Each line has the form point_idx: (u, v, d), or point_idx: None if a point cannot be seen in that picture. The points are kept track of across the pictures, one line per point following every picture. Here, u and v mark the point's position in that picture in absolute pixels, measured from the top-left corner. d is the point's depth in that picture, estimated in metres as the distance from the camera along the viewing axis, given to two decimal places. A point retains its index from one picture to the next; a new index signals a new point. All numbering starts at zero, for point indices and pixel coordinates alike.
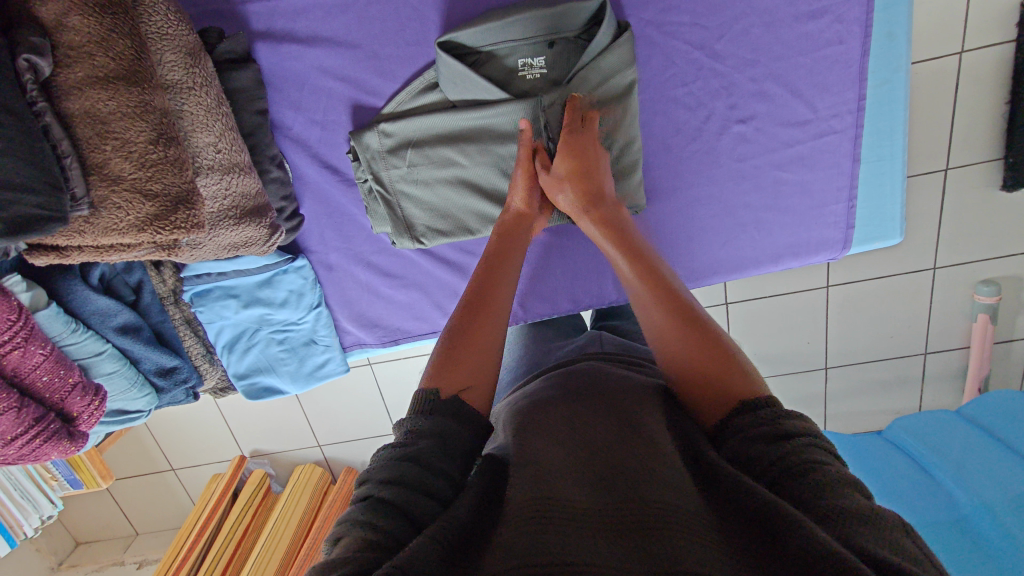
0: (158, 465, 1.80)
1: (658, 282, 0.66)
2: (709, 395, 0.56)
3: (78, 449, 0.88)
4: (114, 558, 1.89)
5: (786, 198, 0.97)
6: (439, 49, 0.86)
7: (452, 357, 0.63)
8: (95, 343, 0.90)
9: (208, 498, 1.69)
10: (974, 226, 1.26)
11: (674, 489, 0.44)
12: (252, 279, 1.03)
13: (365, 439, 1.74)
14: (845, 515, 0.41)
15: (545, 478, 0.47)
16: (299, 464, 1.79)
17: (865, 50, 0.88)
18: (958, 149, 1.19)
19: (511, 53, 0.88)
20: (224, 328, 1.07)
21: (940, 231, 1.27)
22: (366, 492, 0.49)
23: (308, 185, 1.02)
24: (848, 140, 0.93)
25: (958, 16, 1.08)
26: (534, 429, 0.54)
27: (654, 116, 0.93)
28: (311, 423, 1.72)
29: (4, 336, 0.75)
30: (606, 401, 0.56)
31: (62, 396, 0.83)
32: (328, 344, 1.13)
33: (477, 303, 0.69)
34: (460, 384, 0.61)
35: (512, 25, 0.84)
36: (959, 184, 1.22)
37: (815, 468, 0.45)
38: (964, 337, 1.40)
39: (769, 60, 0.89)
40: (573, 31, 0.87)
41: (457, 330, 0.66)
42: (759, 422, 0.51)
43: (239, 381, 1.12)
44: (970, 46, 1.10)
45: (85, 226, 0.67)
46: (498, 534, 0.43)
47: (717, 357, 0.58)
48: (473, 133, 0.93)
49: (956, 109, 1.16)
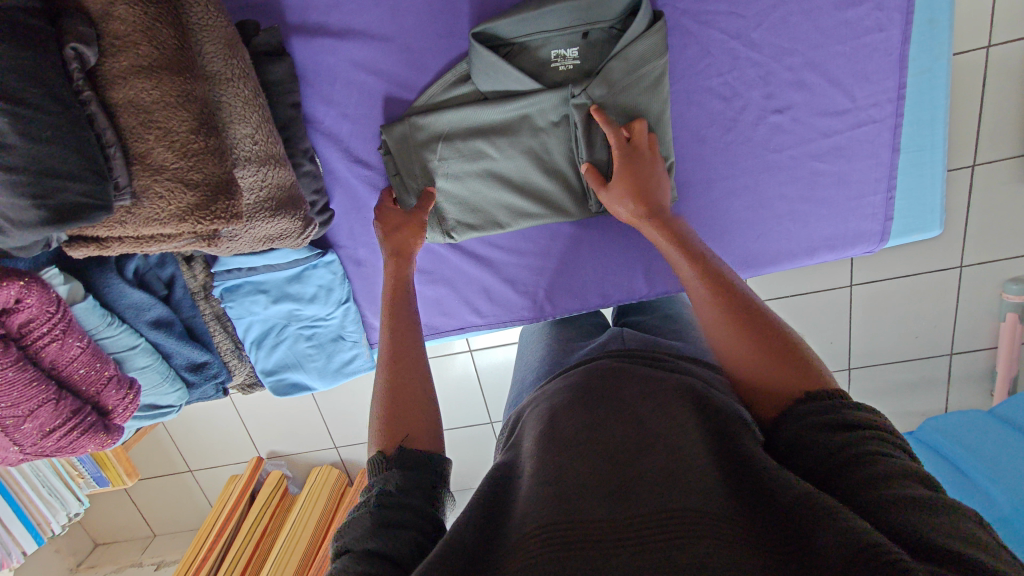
0: (176, 465, 1.81)
1: (712, 274, 0.66)
2: (768, 388, 0.56)
3: (114, 443, 0.87)
4: (133, 560, 1.89)
5: (822, 190, 0.95)
6: (473, 40, 0.86)
7: (393, 414, 0.60)
8: (129, 337, 0.90)
9: (226, 499, 1.68)
10: (1003, 223, 1.24)
11: (698, 491, 0.43)
12: (282, 273, 1.03)
13: None
14: (898, 500, 0.40)
15: (562, 492, 0.45)
16: (316, 466, 1.78)
17: (906, 38, 0.86)
18: (987, 145, 1.17)
19: (545, 44, 0.88)
20: (253, 324, 1.06)
21: (968, 229, 1.25)
22: (344, 547, 0.47)
23: (338, 180, 1.01)
24: (887, 129, 0.92)
25: (987, 9, 1.06)
26: (551, 438, 0.52)
27: (689, 107, 0.92)
28: (328, 424, 1.72)
29: (44, 328, 0.75)
30: (621, 405, 0.55)
31: (98, 389, 0.83)
32: (356, 340, 1.12)
33: (401, 350, 0.67)
34: (400, 435, 0.58)
35: (548, 16, 0.84)
36: (989, 181, 1.20)
37: (873, 461, 0.44)
38: (993, 338, 1.37)
39: (807, 49, 0.88)
40: (608, 20, 0.86)
41: (389, 392, 0.63)
42: (810, 416, 0.50)
43: (267, 377, 1.11)
44: (999, 40, 1.08)
45: (127, 215, 0.67)
46: (513, 551, 0.43)
47: (772, 352, 0.57)
48: (505, 125, 0.93)
49: (986, 104, 1.14)
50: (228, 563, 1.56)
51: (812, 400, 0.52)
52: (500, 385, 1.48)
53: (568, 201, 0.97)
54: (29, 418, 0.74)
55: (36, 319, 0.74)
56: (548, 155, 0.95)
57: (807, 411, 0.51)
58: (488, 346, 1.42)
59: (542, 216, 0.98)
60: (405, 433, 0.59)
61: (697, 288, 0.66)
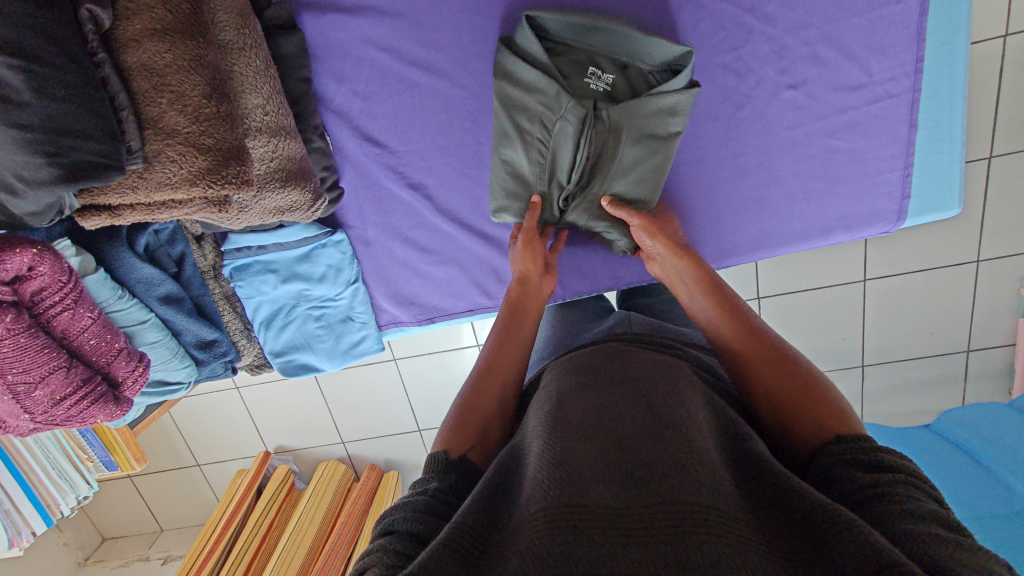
0: (184, 459, 1.81)
1: (741, 319, 0.68)
2: (801, 426, 0.55)
3: (123, 415, 0.87)
4: (139, 555, 1.88)
5: (836, 167, 0.94)
6: (525, 22, 0.86)
7: (465, 419, 0.61)
8: (139, 311, 0.90)
9: (233, 494, 1.68)
10: (1018, 218, 1.22)
11: (707, 486, 0.42)
12: (291, 253, 1.04)
13: (388, 436, 1.73)
14: (912, 534, 0.39)
15: (569, 475, 0.43)
16: (323, 461, 1.78)
17: (923, 9, 0.85)
18: (1003, 136, 1.15)
19: (584, 60, 0.91)
20: (262, 303, 1.08)
21: (983, 224, 1.23)
22: (388, 526, 0.46)
23: (348, 158, 1.01)
24: (904, 105, 0.90)
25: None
26: (558, 421, 0.50)
27: (701, 82, 0.91)
28: (335, 419, 1.72)
29: (55, 297, 0.76)
30: (636, 391, 0.53)
31: (109, 360, 0.83)
32: (365, 321, 1.12)
33: (489, 370, 0.68)
34: (465, 443, 0.58)
35: (592, 33, 0.87)
36: (1005, 174, 1.18)
37: (903, 498, 0.42)
38: (1009, 333, 1.35)
39: (822, 23, 0.87)
40: (647, 64, 0.89)
41: (469, 396, 0.64)
42: (844, 452, 0.49)
43: (276, 358, 1.12)
44: (1015, 29, 1.07)
45: (138, 181, 0.68)
46: (513, 542, 0.40)
47: (813, 397, 0.56)
48: (526, 111, 0.90)
49: (1003, 92, 1.12)
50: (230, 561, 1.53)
51: (845, 441, 0.51)
52: None
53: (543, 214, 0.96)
54: (40, 385, 0.74)
55: (48, 288, 0.75)
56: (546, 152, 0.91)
57: (838, 450, 0.50)
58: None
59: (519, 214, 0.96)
60: (470, 443, 0.59)
61: (732, 329, 0.68)
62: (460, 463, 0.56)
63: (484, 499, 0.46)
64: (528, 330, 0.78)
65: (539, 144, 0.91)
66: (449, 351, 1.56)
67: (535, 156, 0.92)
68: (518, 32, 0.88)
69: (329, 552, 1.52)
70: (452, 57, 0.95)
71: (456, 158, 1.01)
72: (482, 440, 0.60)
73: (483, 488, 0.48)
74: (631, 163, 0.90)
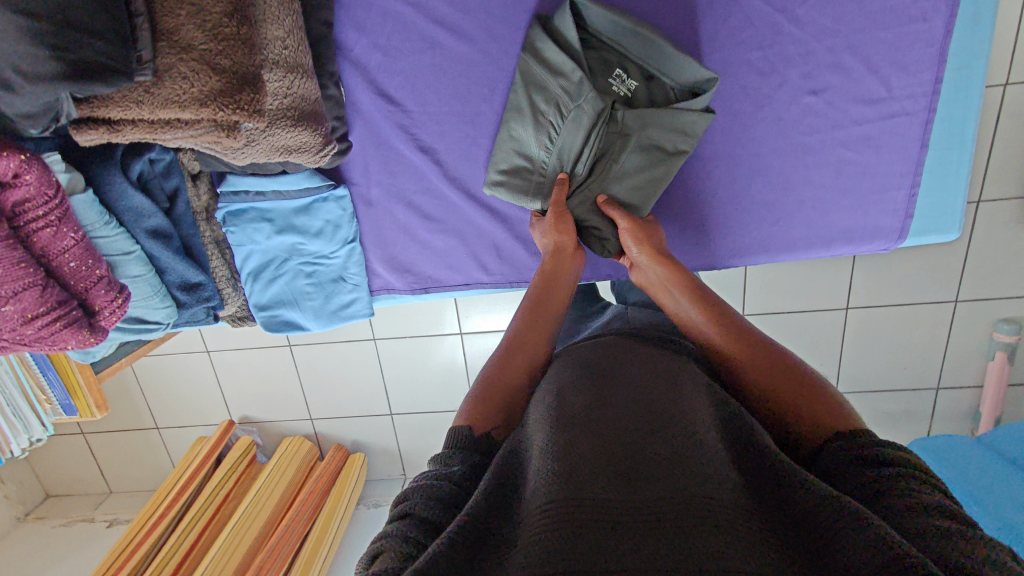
0: (143, 419, 1.74)
1: (717, 315, 0.67)
2: (800, 422, 0.54)
3: (95, 344, 0.82)
4: (84, 515, 1.80)
5: (846, 179, 0.95)
6: (566, 6, 0.87)
7: (485, 398, 0.60)
8: (125, 242, 0.87)
9: (192, 460, 1.63)
10: (999, 263, 1.25)
11: (712, 479, 0.40)
12: (289, 204, 1.01)
13: (357, 418, 1.68)
14: (920, 529, 0.38)
15: (574, 470, 0.42)
16: (288, 436, 1.73)
17: (948, 31, 0.86)
18: (993, 181, 1.18)
19: (614, 60, 0.91)
20: (253, 253, 1.04)
21: (965, 265, 1.26)
22: (404, 510, 0.46)
23: (361, 113, 0.99)
24: (918, 124, 0.91)
25: (1007, 46, 1.08)
26: (561, 416, 0.49)
27: (724, 77, 0.92)
28: (305, 394, 1.67)
29: (38, 211, 0.72)
30: (639, 394, 0.52)
31: (87, 286, 0.79)
32: (357, 284, 1.09)
33: (512, 348, 0.67)
34: (492, 422, 0.58)
35: (626, 35, 0.88)
36: (991, 219, 1.21)
37: (907, 492, 0.42)
38: (979, 376, 1.37)
39: (849, 32, 0.88)
40: (673, 81, 0.90)
41: (489, 377, 0.63)
42: (842, 449, 0.48)
43: (260, 312, 1.09)
44: (1015, 79, 1.10)
45: (144, 95, 0.64)
46: (517, 541, 0.39)
47: (808, 393, 0.56)
48: (546, 92, 0.91)
49: (998, 138, 1.15)
50: (181, 529, 1.47)
51: (842, 437, 0.50)
52: None
53: (538, 198, 0.94)
54: (12, 300, 0.70)
55: (32, 200, 0.71)
56: (552, 137, 0.92)
57: (836, 448, 0.49)
58: (480, 334, 1.51)
59: (511, 192, 0.96)
60: (494, 422, 0.58)
61: (715, 326, 0.66)
62: (488, 444, 0.56)
63: (491, 493, 0.45)
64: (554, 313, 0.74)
65: (549, 127, 0.91)
66: (432, 335, 1.53)
67: (543, 139, 0.93)
68: (558, 13, 0.89)
69: (285, 530, 1.47)
70: (479, 22, 0.94)
71: (471, 125, 0.99)
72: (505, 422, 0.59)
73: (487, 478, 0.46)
74: (630, 172, 0.91)
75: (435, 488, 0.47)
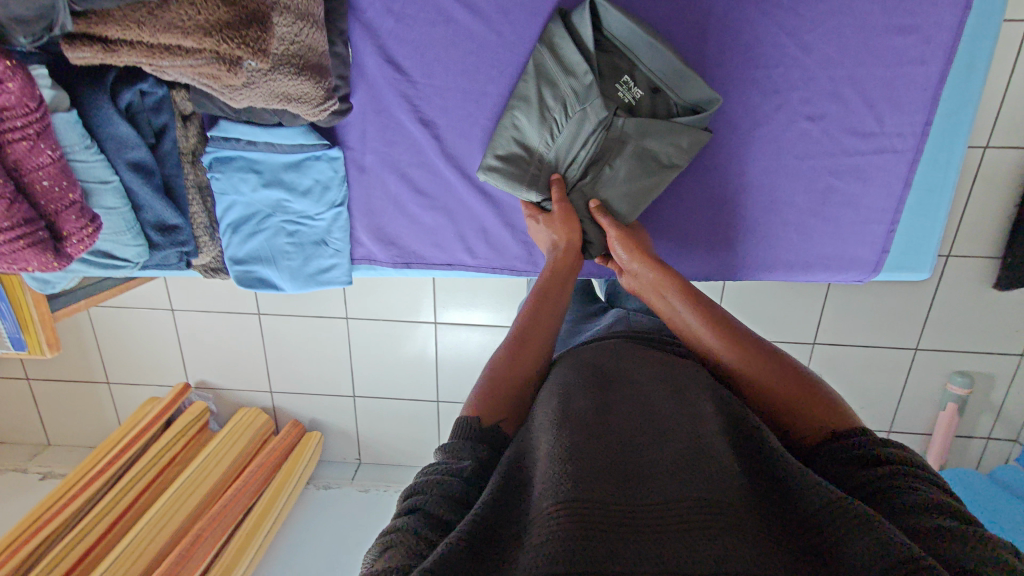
0: (95, 371, 1.67)
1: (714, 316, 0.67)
2: (800, 422, 0.56)
3: (56, 270, 0.79)
4: (15, 465, 1.71)
5: (831, 207, 0.98)
6: (587, 5, 0.88)
7: (492, 393, 0.59)
8: (104, 171, 0.84)
9: (139, 419, 1.57)
10: (960, 317, 1.30)
11: (719, 482, 0.41)
12: (280, 158, 0.98)
13: (318, 396, 1.65)
14: (924, 530, 0.40)
15: (585, 471, 0.41)
16: (245, 407, 1.68)
17: (943, 77, 0.90)
18: (962, 239, 1.23)
19: (624, 67, 0.93)
20: (235, 204, 1.02)
21: (929, 313, 1.30)
22: (413, 504, 0.45)
23: (365, 77, 0.98)
24: (904, 163, 0.95)
25: (990, 111, 1.13)
26: (568, 417, 0.49)
27: (728, 91, 0.94)
28: (268, 366, 1.63)
29: (17, 123, 0.69)
30: (645, 402, 0.52)
31: (56, 208, 0.76)
32: (338, 249, 1.07)
33: (520, 342, 0.66)
34: (499, 413, 0.58)
35: (640, 43, 0.89)
36: (957, 274, 1.26)
37: (908, 491, 0.44)
38: (929, 424, 1.42)
39: (852, 64, 0.91)
40: (677, 96, 0.92)
41: (496, 370, 0.62)
42: (842, 451, 0.50)
43: (234, 266, 1.06)
44: (995, 143, 1.15)
45: (147, 17, 0.63)
46: (527, 540, 0.38)
47: (804, 393, 0.57)
48: (554, 88, 0.92)
49: (972, 197, 1.20)
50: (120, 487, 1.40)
51: (839, 438, 0.52)
52: (454, 367, 1.54)
53: (533, 189, 0.94)
54: None
55: (11, 109, 0.68)
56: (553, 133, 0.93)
57: (833, 448, 0.51)
58: (454, 325, 1.50)
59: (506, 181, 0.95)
60: (503, 413, 0.58)
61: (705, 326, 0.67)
62: (494, 431, 0.55)
63: (499, 492, 0.44)
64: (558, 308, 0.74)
65: (552, 123, 0.93)
66: (406, 321, 1.51)
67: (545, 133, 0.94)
68: (578, 11, 0.89)
69: (230, 498, 1.41)
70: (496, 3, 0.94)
71: (474, 105, 0.99)
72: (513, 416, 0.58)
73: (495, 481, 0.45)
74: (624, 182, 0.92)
75: (445, 486, 0.46)
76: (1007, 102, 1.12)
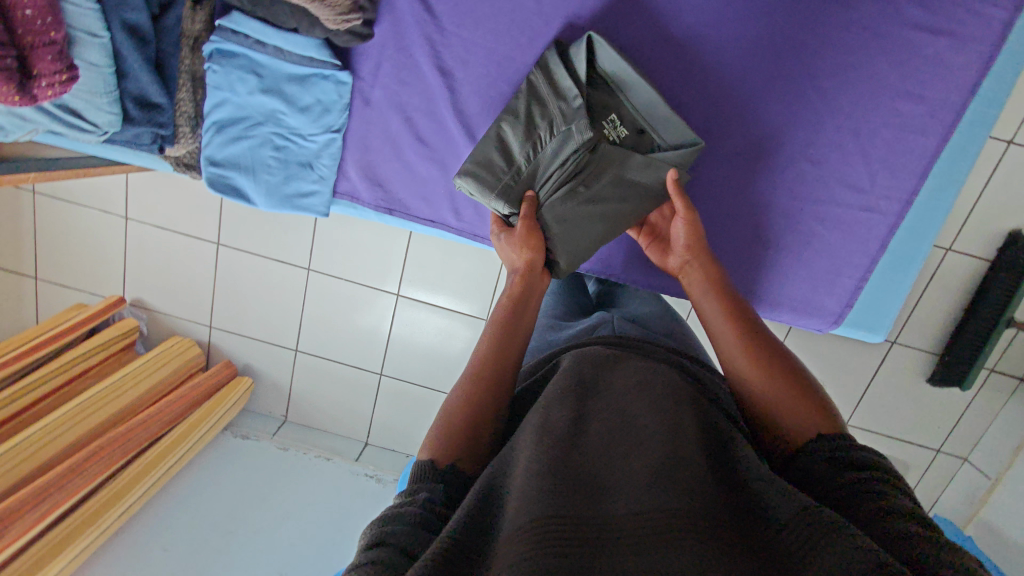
0: (23, 261, 1.55)
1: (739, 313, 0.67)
2: (786, 419, 0.56)
3: (14, 107, 0.72)
4: None
5: (808, 253, 1.01)
6: (586, 37, 0.88)
7: (458, 421, 0.57)
8: (95, 23, 0.78)
9: (60, 322, 1.46)
10: (894, 403, 1.35)
11: (690, 489, 0.40)
12: (287, 67, 0.94)
13: (256, 342, 1.57)
14: (893, 539, 0.41)
15: (560, 491, 0.40)
16: (177, 335, 1.59)
17: (937, 151, 0.94)
18: (909, 330, 1.29)
19: (611, 107, 0.93)
20: (226, 103, 0.97)
21: (866, 393, 1.35)
22: (375, 538, 0.44)
23: (393, 9, 0.95)
24: (885, 226, 0.99)
25: (961, 214, 1.20)
26: (544, 430, 0.47)
27: (742, 114, 0.95)
28: (211, 299, 1.54)
29: None
30: (624, 404, 0.51)
31: (34, 42, 0.70)
32: (322, 176, 1.04)
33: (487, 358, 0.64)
34: (455, 449, 0.55)
35: (631, 82, 0.90)
36: (898, 362, 1.31)
37: (880, 497, 0.45)
38: None
39: (861, 119, 0.94)
40: (661, 140, 0.93)
41: (463, 391, 0.60)
42: (818, 451, 0.52)
43: (209, 167, 1.00)
44: (956, 248, 1.22)
45: None
46: (498, 563, 0.37)
47: (798, 390, 0.58)
48: (543, 111, 0.91)
49: (927, 293, 1.25)
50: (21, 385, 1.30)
51: (823, 439, 0.53)
52: (402, 350, 1.50)
53: (502, 201, 0.90)
54: None
55: None
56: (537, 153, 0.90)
57: (819, 446, 0.52)
58: (415, 302, 1.45)
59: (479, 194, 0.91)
60: (459, 453, 0.55)
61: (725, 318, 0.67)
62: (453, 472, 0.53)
63: (471, 513, 0.43)
64: (528, 313, 0.74)
65: (535, 143, 0.91)
66: (367, 288, 1.46)
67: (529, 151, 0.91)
68: (575, 43, 0.90)
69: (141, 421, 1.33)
70: None
71: (495, 66, 0.97)
72: (473, 443, 0.56)
73: (466, 502, 0.44)
74: (591, 217, 0.91)
75: (412, 518, 0.45)
76: (976, 212, 1.19)
